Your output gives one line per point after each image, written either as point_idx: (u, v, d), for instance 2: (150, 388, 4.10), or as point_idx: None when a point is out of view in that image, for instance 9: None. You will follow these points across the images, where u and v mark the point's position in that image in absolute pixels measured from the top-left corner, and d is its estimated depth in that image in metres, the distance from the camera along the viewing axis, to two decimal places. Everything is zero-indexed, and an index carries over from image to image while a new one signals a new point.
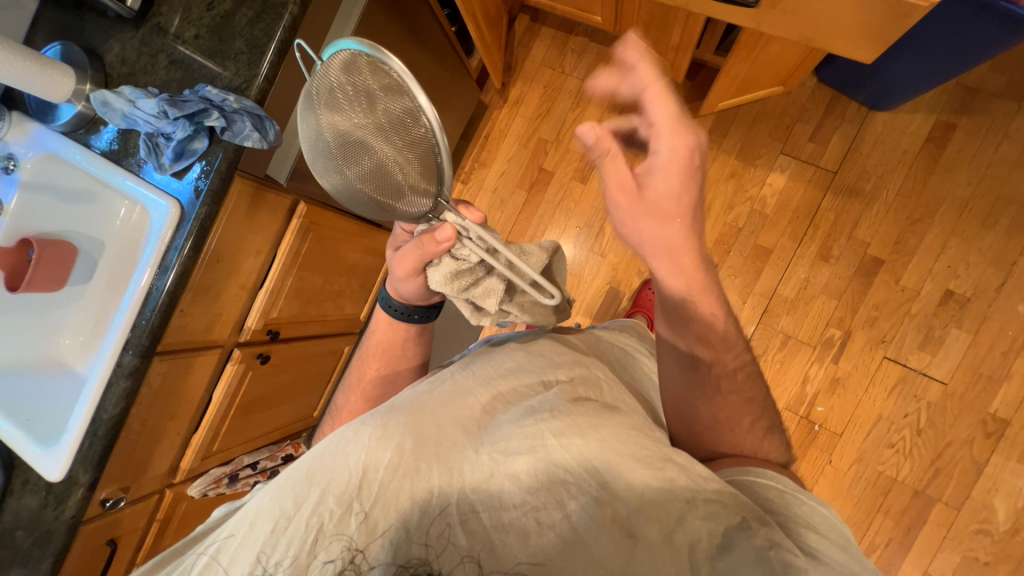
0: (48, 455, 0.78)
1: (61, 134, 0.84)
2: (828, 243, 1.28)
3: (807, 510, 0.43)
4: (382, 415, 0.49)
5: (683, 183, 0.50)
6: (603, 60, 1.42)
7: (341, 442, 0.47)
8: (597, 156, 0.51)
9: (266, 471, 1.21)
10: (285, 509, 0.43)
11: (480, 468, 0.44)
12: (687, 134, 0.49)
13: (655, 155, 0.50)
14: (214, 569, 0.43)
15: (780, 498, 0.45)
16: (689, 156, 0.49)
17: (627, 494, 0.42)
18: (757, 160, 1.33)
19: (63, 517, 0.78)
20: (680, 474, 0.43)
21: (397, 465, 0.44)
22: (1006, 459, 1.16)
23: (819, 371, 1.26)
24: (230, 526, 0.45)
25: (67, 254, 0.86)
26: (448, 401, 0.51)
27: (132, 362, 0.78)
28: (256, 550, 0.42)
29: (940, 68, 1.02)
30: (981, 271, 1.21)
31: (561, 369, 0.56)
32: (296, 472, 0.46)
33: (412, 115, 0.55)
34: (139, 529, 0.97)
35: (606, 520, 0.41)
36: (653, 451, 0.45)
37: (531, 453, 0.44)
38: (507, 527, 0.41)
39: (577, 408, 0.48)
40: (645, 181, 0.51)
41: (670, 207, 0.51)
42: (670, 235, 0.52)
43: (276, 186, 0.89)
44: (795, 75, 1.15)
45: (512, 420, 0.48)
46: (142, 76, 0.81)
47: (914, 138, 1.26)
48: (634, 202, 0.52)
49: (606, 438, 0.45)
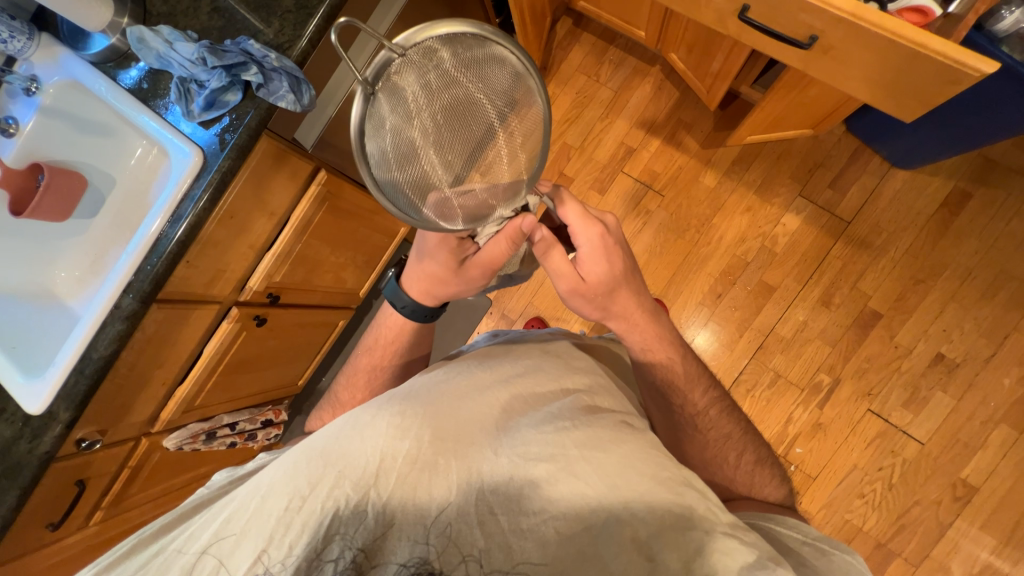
0: (30, 386, 0.77)
1: (90, 64, 0.82)
2: (831, 290, 1.30)
3: (826, 562, 0.48)
4: (400, 403, 0.50)
5: (608, 261, 0.60)
6: (639, 76, 1.42)
7: (357, 425, 0.48)
8: (538, 247, 0.60)
9: (244, 433, 1.20)
10: (300, 488, 0.43)
11: (499, 469, 0.45)
12: (596, 224, 0.60)
13: (579, 247, 0.60)
14: (217, 538, 0.43)
15: (801, 544, 0.50)
16: (602, 239, 0.60)
17: (647, 515, 0.43)
18: (775, 199, 1.34)
19: (35, 452, 0.77)
20: (698, 502, 0.45)
21: (414, 458, 0.45)
22: (969, 524, 1.18)
23: (803, 413, 1.27)
24: (238, 496, 0.45)
25: (77, 187, 0.84)
26: (465, 396, 0.52)
27: (131, 306, 0.76)
28: (268, 530, 0.42)
29: (968, 137, 1.03)
30: (973, 339, 1.23)
31: (577, 377, 0.58)
32: (311, 450, 0.46)
33: (501, 99, 0.58)
34: (109, 473, 0.95)
35: (625, 538, 0.42)
36: (674, 475, 0.46)
37: (551, 460, 0.45)
38: (527, 533, 0.41)
39: (596, 421, 0.50)
40: (582, 271, 0.60)
41: (606, 282, 0.61)
42: (614, 301, 0.62)
43: (300, 150, 0.88)
44: (827, 121, 1.16)
45: (531, 424, 0.49)
46: (182, 19, 0.80)
47: (930, 201, 1.28)
48: (575, 287, 0.60)
49: (627, 454, 0.46)
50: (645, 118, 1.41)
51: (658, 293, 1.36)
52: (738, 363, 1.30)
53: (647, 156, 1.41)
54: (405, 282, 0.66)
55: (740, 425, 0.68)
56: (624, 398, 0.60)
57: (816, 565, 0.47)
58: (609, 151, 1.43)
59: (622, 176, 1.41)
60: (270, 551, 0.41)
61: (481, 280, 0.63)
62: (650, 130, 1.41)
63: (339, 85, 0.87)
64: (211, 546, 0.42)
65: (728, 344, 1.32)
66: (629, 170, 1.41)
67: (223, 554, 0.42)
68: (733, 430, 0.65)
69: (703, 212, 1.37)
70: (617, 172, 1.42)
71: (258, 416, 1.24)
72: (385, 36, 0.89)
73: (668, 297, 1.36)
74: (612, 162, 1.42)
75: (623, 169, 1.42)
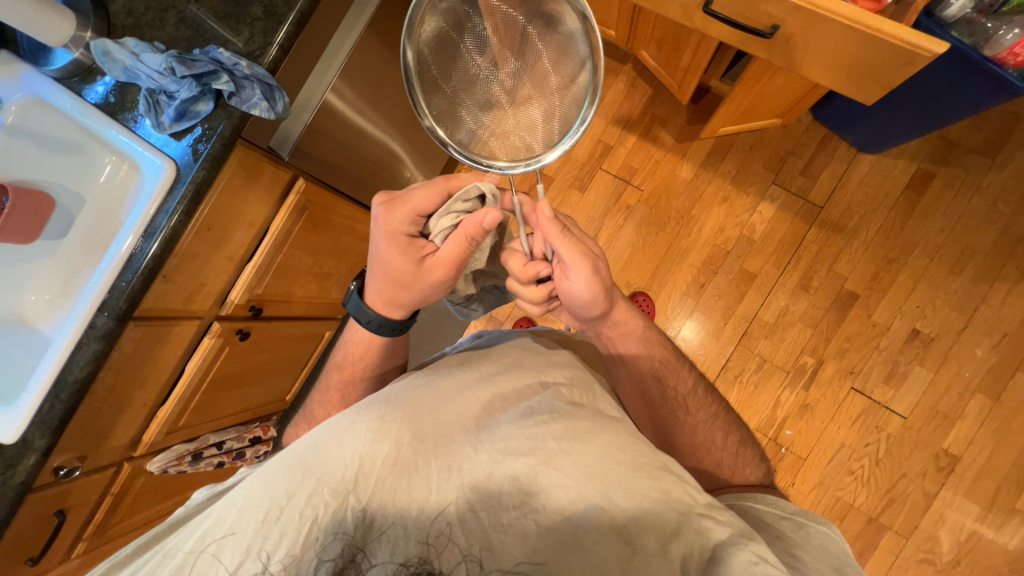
0: (2, 415, 0.74)
1: (53, 79, 0.80)
2: (809, 274, 1.33)
3: (803, 534, 0.50)
4: (379, 407, 0.49)
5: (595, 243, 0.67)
6: (612, 74, 1.45)
7: (336, 431, 0.47)
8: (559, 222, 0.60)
9: (232, 452, 1.16)
10: (278, 499, 0.43)
11: (480, 466, 0.45)
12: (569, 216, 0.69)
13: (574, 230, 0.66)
14: (195, 557, 0.42)
15: (779, 522, 0.52)
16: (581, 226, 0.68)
17: (626, 502, 0.43)
18: (750, 188, 1.38)
19: (10, 483, 0.73)
20: (675, 485, 0.45)
21: (395, 460, 0.45)
22: (953, 493, 1.22)
23: (790, 396, 1.30)
24: (214, 512, 0.44)
25: (44, 207, 0.81)
26: (445, 396, 0.52)
27: (106, 325, 0.74)
28: (248, 541, 0.41)
29: (927, 120, 1.08)
30: (946, 313, 1.28)
31: (557, 371, 0.58)
32: (289, 459, 0.46)
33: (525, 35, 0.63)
34: (91, 501, 0.92)
35: (605, 525, 0.42)
36: (652, 460, 0.46)
37: (531, 454, 0.45)
38: (507, 527, 0.41)
39: (576, 413, 0.50)
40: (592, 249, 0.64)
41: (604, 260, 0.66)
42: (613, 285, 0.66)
43: (276, 159, 0.87)
44: (794, 110, 1.19)
45: (511, 419, 0.49)
46: (148, 30, 0.78)
47: (896, 183, 1.33)
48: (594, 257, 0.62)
49: (606, 443, 0.47)
50: (620, 115, 1.44)
51: (642, 287, 1.38)
52: (725, 350, 1.33)
53: (624, 152, 1.43)
54: (370, 298, 0.65)
55: (727, 407, 0.69)
56: (609, 395, 0.60)
57: (793, 539, 0.49)
58: (587, 150, 1.45)
59: (601, 173, 1.43)
60: (251, 562, 0.41)
61: (446, 281, 0.62)
62: (626, 127, 1.43)
63: (313, 92, 0.86)
64: (191, 561, 0.42)
65: (713, 332, 1.34)
66: (608, 166, 1.43)
67: (203, 570, 0.41)
68: (718, 411, 0.67)
69: (681, 204, 1.40)
70: (596, 170, 1.44)
71: (246, 434, 1.19)
72: (357, 42, 0.89)
73: (653, 290, 1.38)
74: (590, 159, 1.44)
75: (601, 166, 1.44)
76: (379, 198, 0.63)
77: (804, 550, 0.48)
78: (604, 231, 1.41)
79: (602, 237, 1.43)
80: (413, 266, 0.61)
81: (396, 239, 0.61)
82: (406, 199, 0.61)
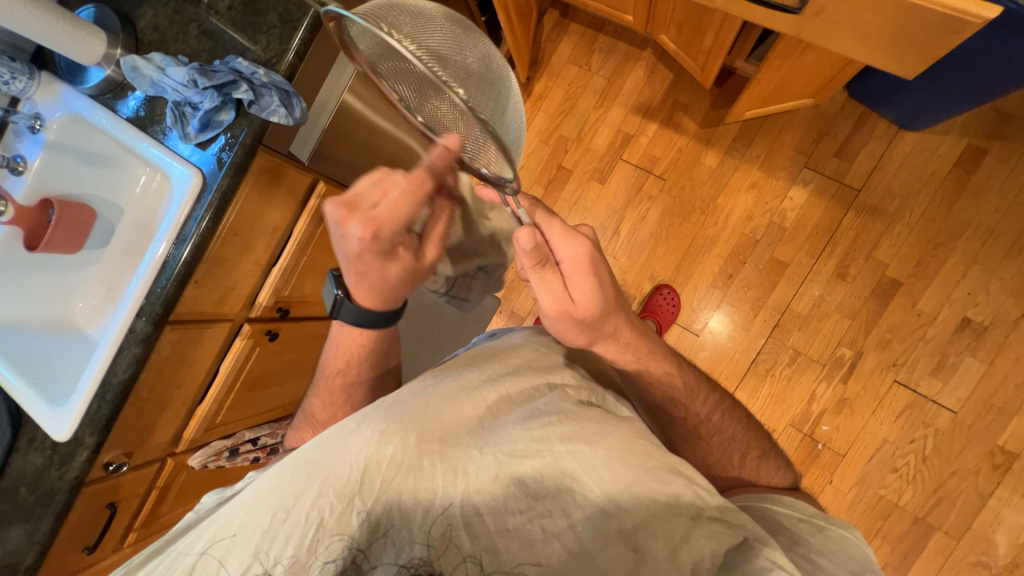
0: (56, 415, 0.79)
1: (89, 96, 0.84)
2: (846, 261, 1.26)
3: (822, 539, 0.49)
4: (386, 409, 0.49)
5: (596, 278, 0.57)
6: (631, 61, 1.40)
7: (343, 433, 0.47)
8: (530, 263, 0.54)
9: (267, 447, 1.17)
10: (285, 501, 0.44)
11: (485, 469, 0.45)
12: (578, 240, 0.56)
13: (561, 263, 0.56)
14: (209, 561, 0.43)
15: (796, 525, 0.51)
16: (589, 256, 0.56)
17: (633, 506, 0.43)
18: (780, 173, 1.31)
19: (66, 477, 0.79)
20: (686, 489, 0.45)
21: (399, 462, 0.45)
22: (1011, 493, 1.14)
23: (827, 390, 1.24)
24: (226, 515, 0.45)
25: (87, 218, 0.86)
26: (450, 396, 0.51)
27: (144, 329, 0.78)
28: (255, 543, 0.43)
29: (977, 91, 1.00)
30: (1000, 300, 1.18)
31: (566, 372, 0.57)
32: (296, 463, 0.46)
33: (441, 57, 0.52)
34: (139, 495, 0.98)
35: (611, 531, 0.42)
36: (661, 463, 0.46)
37: (537, 457, 0.45)
38: (512, 533, 0.42)
39: (583, 414, 0.50)
40: (572, 291, 0.56)
41: (596, 302, 0.57)
42: (608, 321, 0.59)
43: (297, 163, 0.89)
44: (827, 89, 1.12)
45: (516, 421, 0.49)
46: (173, 44, 0.81)
47: (943, 161, 1.24)
48: (563, 309, 0.56)
49: (614, 446, 0.46)
50: (640, 102, 1.40)
51: (667, 279, 1.35)
52: (755, 343, 1.28)
53: (646, 141, 1.39)
54: (359, 300, 0.64)
55: (748, 414, 0.68)
56: (620, 399, 0.59)
57: (810, 543, 0.48)
58: (607, 140, 1.41)
59: (621, 164, 1.40)
60: (256, 563, 0.42)
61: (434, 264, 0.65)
62: (646, 115, 1.39)
63: (330, 94, 0.88)
64: (205, 561, 0.43)
65: (743, 324, 1.29)
66: (628, 157, 1.40)
67: (213, 569, 0.43)
68: (737, 432, 0.64)
69: (706, 192, 1.35)
70: (616, 161, 1.40)
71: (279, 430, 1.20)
72: None
73: (678, 282, 1.34)
74: (611, 150, 1.41)
75: (622, 156, 1.40)
76: (342, 209, 0.56)
77: (820, 555, 0.47)
78: (626, 222, 1.38)
79: (624, 227, 1.40)
80: (401, 267, 0.61)
81: (383, 245, 0.57)
82: (376, 206, 0.56)
